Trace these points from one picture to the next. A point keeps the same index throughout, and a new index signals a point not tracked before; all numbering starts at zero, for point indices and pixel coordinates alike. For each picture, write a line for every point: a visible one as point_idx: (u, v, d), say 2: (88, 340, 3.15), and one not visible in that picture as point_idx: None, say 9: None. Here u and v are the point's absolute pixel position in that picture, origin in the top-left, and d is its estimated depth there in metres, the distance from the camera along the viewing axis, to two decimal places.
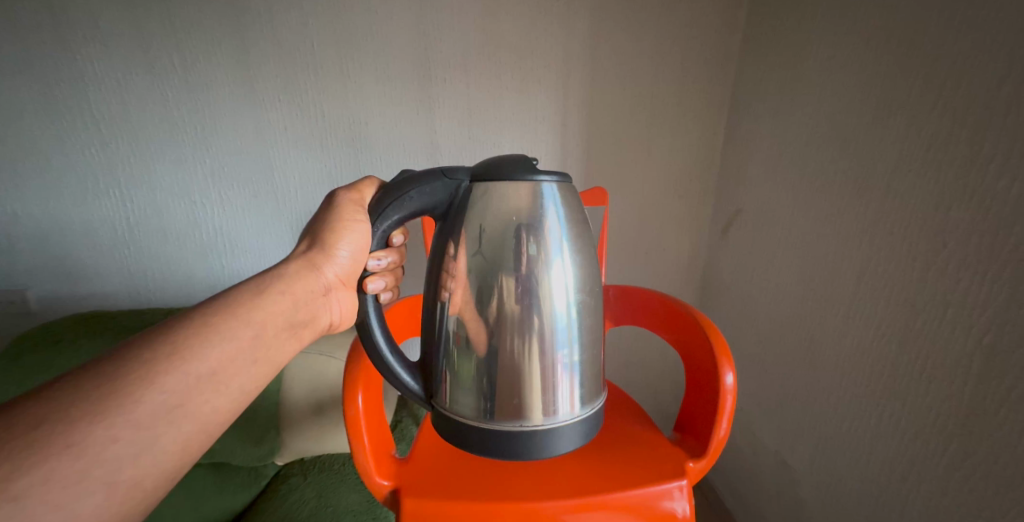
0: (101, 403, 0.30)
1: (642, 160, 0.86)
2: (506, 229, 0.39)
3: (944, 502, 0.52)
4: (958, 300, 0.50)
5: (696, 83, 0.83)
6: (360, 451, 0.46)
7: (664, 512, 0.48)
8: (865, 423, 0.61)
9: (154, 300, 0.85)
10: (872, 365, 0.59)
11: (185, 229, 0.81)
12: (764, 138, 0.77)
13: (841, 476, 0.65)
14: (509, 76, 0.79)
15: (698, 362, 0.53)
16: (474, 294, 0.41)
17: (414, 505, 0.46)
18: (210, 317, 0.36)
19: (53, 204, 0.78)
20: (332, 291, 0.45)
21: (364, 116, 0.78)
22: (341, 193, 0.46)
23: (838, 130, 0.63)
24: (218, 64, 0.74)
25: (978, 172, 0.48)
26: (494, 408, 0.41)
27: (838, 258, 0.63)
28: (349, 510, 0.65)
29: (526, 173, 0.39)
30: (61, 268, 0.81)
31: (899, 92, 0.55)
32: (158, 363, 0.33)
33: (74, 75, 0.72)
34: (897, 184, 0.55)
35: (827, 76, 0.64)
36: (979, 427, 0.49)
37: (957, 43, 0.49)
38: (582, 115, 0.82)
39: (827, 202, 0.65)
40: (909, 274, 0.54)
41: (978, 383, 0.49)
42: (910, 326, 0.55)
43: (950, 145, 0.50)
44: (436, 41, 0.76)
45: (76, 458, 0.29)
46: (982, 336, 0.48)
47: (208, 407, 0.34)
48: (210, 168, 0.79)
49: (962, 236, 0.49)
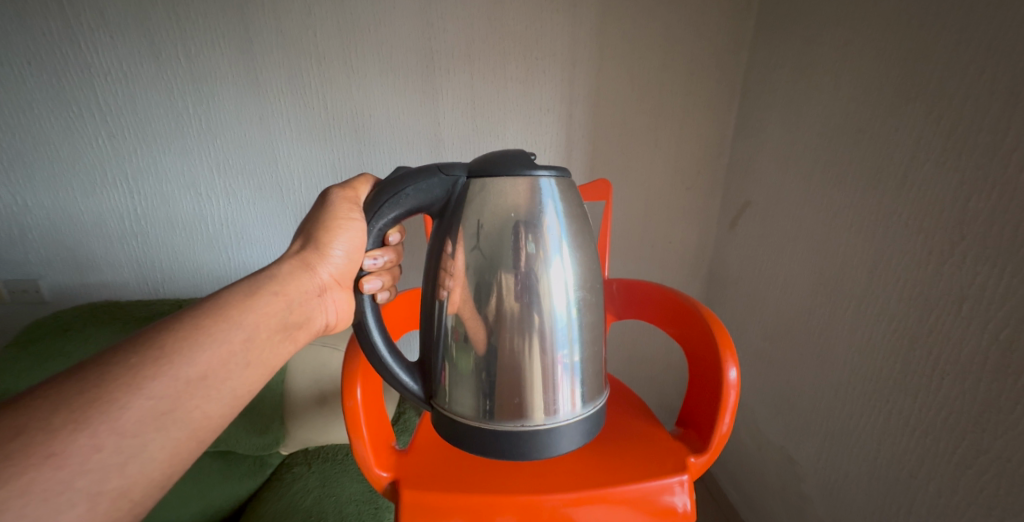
0: (85, 412, 0.31)
1: (649, 152, 0.84)
2: (504, 226, 0.38)
3: (954, 501, 0.51)
4: (975, 294, 0.48)
5: (707, 70, 0.80)
6: (359, 443, 0.46)
7: (664, 507, 0.48)
8: (872, 419, 0.60)
9: (164, 291, 0.86)
10: (882, 362, 0.58)
11: (192, 221, 0.82)
12: (776, 126, 0.74)
13: (847, 474, 0.64)
14: (513, 65, 0.77)
15: (702, 355, 0.52)
16: (472, 293, 0.40)
17: (412, 496, 0.46)
18: (201, 320, 0.37)
19: (62, 195, 0.79)
20: (327, 291, 0.45)
21: (367, 106, 0.77)
22: (335, 191, 0.46)
23: (852, 120, 0.60)
24: (221, 56, 0.73)
25: (1000, 161, 0.46)
26: (494, 408, 0.40)
27: (850, 252, 0.62)
28: (352, 500, 0.66)
29: (523, 169, 0.39)
30: (73, 258, 0.82)
31: (917, 79, 0.52)
32: (144, 368, 0.33)
33: (80, 67, 0.73)
34: (913, 175, 0.53)
35: (843, 62, 0.62)
36: (993, 426, 0.47)
37: (985, 24, 0.46)
38: (588, 104, 0.80)
39: (839, 194, 0.63)
40: (923, 268, 0.53)
41: (994, 380, 0.47)
42: (923, 322, 0.53)
43: (972, 134, 0.48)
44: (438, 30, 0.74)
45: (59, 467, 0.29)
46: (999, 332, 0.47)
47: (198, 413, 0.34)
48: (215, 160, 0.79)
49: (982, 228, 0.47)
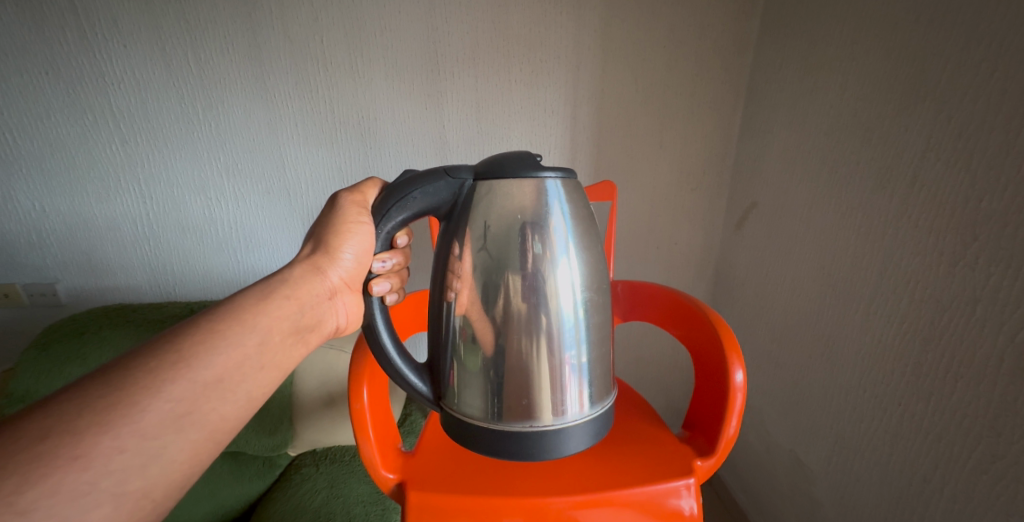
0: (107, 415, 0.31)
1: (654, 154, 0.84)
2: (511, 228, 0.39)
3: (969, 506, 0.51)
4: (988, 296, 0.48)
5: (713, 72, 0.80)
6: (366, 445, 0.47)
7: (671, 510, 0.48)
8: (883, 422, 0.60)
9: (175, 294, 0.87)
10: (893, 363, 0.58)
11: (202, 225, 0.83)
12: (782, 126, 0.74)
13: (858, 476, 0.64)
14: (518, 68, 0.77)
15: (707, 357, 0.52)
16: (480, 294, 0.40)
17: (419, 497, 0.47)
18: (215, 324, 0.37)
19: (77, 200, 0.80)
20: (336, 295, 0.45)
21: (374, 110, 0.78)
22: (342, 194, 0.46)
23: (860, 120, 0.60)
24: (231, 63, 0.74)
25: (1014, 160, 0.45)
26: (503, 409, 0.41)
27: (859, 253, 0.61)
28: (359, 501, 0.67)
29: (530, 171, 0.39)
30: (87, 262, 0.84)
31: (927, 78, 0.52)
32: (161, 372, 0.34)
33: (94, 75, 0.74)
34: (924, 175, 0.53)
35: (851, 62, 0.61)
36: (1010, 430, 0.47)
37: (996, 24, 0.47)
38: (595, 105, 0.80)
39: (848, 195, 0.63)
40: (934, 269, 0.52)
41: (1010, 383, 0.47)
42: (934, 323, 0.53)
43: (983, 133, 0.48)
44: (443, 34, 0.75)
45: (83, 469, 0.30)
46: (1014, 334, 0.46)
47: (215, 415, 0.35)
48: (225, 164, 0.80)
49: (995, 229, 0.47)
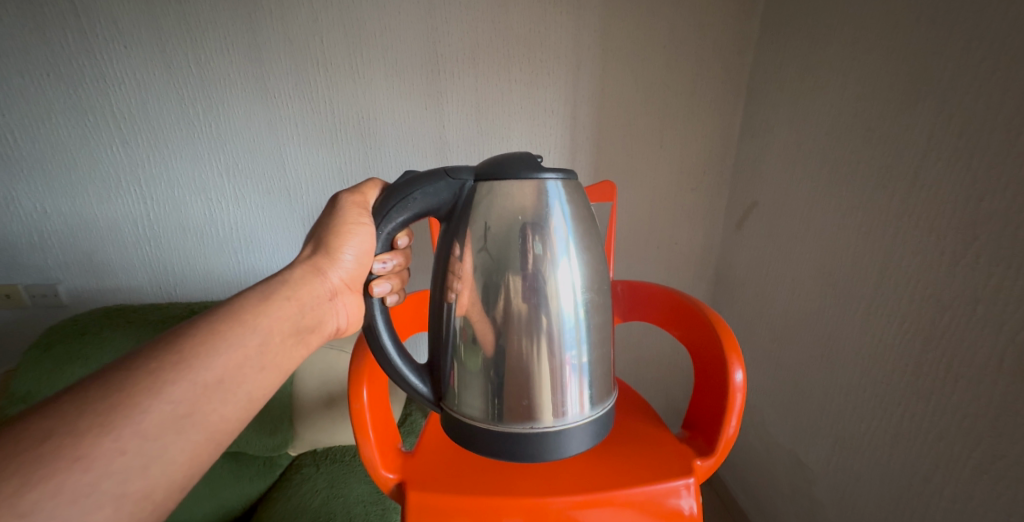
0: (109, 416, 0.31)
1: (655, 154, 0.84)
2: (511, 229, 0.39)
3: (970, 506, 0.51)
4: (989, 296, 0.48)
5: (713, 71, 0.80)
6: (366, 445, 0.47)
7: (671, 510, 0.48)
8: (884, 422, 0.60)
9: (176, 294, 0.87)
10: (893, 363, 0.58)
11: (202, 225, 0.83)
12: (783, 126, 0.74)
13: (859, 476, 0.64)
14: (518, 68, 0.77)
15: (707, 357, 0.52)
16: (480, 295, 0.40)
17: (418, 497, 0.47)
18: (217, 325, 0.37)
19: (79, 201, 0.80)
20: (337, 295, 0.45)
21: (375, 111, 0.78)
22: (343, 195, 0.46)
23: (860, 119, 0.60)
24: (231, 64, 0.74)
25: (1015, 160, 0.45)
26: (503, 410, 0.41)
27: (859, 253, 0.61)
28: (360, 501, 0.67)
29: (530, 171, 0.39)
30: (89, 263, 0.84)
31: (928, 77, 0.52)
32: (163, 373, 0.34)
33: (95, 76, 0.74)
34: (925, 174, 0.53)
35: (852, 61, 0.61)
36: (1011, 430, 0.47)
37: (997, 24, 0.46)
38: (595, 105, 0.80)
39: (849, 195, 0.62)
40: (935, 269, 0.52)
41: (1012, 383, 0.47)
42: (935, 323, 0.53)
43: (984, 133, 0.48)
44: (443, 34, 0.75)
45: (85, 470, 0.30)
46: (1015, 334, 0.46)
47: (216, 416, 0.35)
48: (225, 165, 0.80)
49: (996, 229, 0.47)
